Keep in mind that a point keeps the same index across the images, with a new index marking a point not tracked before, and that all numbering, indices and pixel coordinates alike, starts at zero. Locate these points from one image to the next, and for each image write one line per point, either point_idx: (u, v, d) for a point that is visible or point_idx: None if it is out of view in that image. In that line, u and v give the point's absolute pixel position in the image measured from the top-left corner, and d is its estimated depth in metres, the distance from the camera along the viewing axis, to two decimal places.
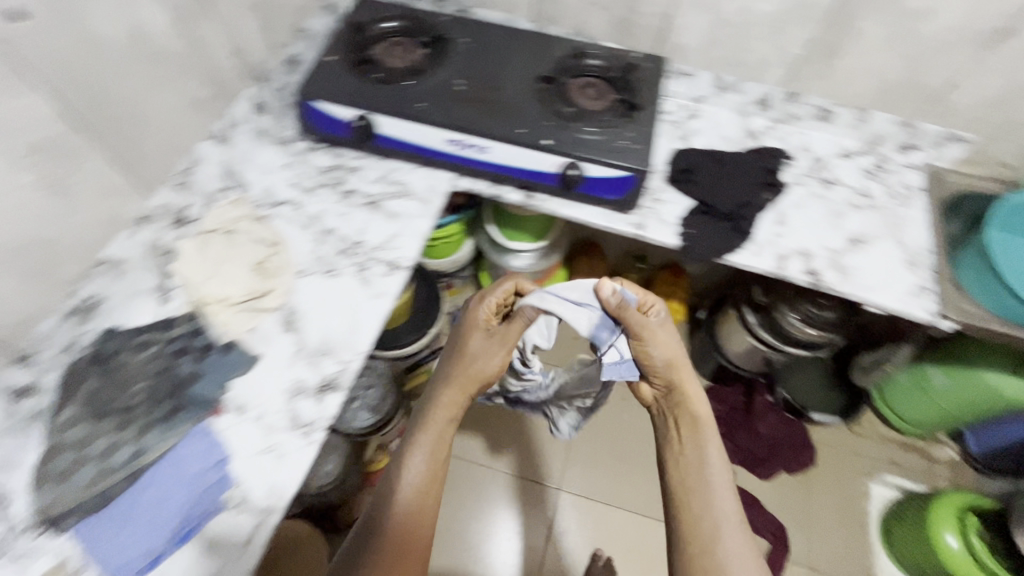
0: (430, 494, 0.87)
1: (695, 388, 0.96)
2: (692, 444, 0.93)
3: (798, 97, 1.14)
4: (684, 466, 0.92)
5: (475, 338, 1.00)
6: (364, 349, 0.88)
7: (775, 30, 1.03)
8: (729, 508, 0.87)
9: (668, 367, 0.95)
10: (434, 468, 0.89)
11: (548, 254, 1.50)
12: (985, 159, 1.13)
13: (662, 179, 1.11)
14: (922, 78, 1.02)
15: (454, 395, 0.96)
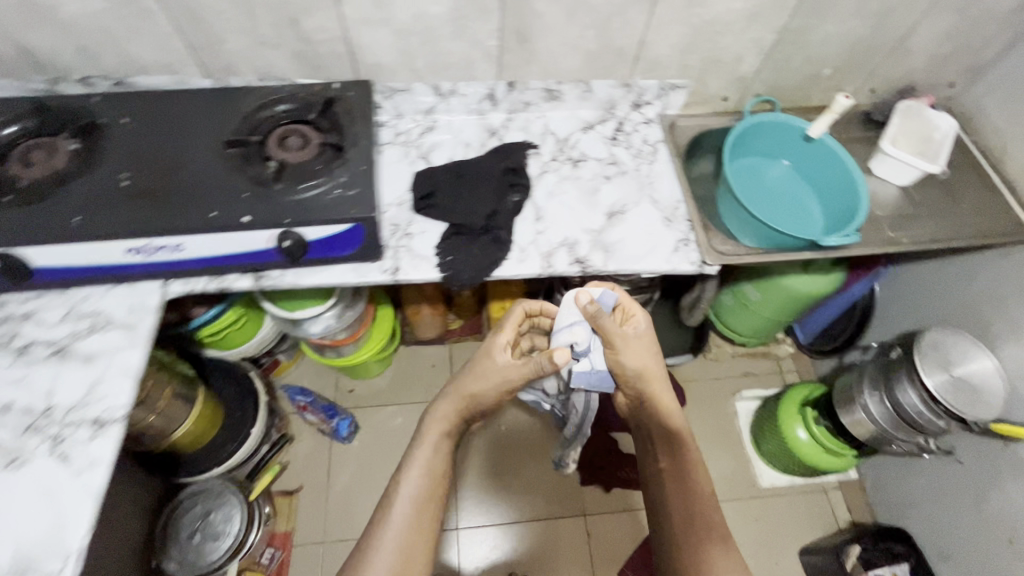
0: (424, 512, 0.83)
1: (665, 400, 0.93)
2: (670, 449, 0.93)
3: (520, 86, 1.10)
4: (668, 468, 0.93)
5: (488, 356, 0.88)
6: (75, 549, 0.71)
7: (460, 30, 0.96)
8: (709, 518, 0.87)
9: (649, 377, 0.92)
10: (428, 483, 0.84)
11: (349, 304, 1.39)
12: (705, 97, 1.17)
13: (408, 210, 1.02)
14: (617, 42, 1.01)
15: (463, 401, 0.88)
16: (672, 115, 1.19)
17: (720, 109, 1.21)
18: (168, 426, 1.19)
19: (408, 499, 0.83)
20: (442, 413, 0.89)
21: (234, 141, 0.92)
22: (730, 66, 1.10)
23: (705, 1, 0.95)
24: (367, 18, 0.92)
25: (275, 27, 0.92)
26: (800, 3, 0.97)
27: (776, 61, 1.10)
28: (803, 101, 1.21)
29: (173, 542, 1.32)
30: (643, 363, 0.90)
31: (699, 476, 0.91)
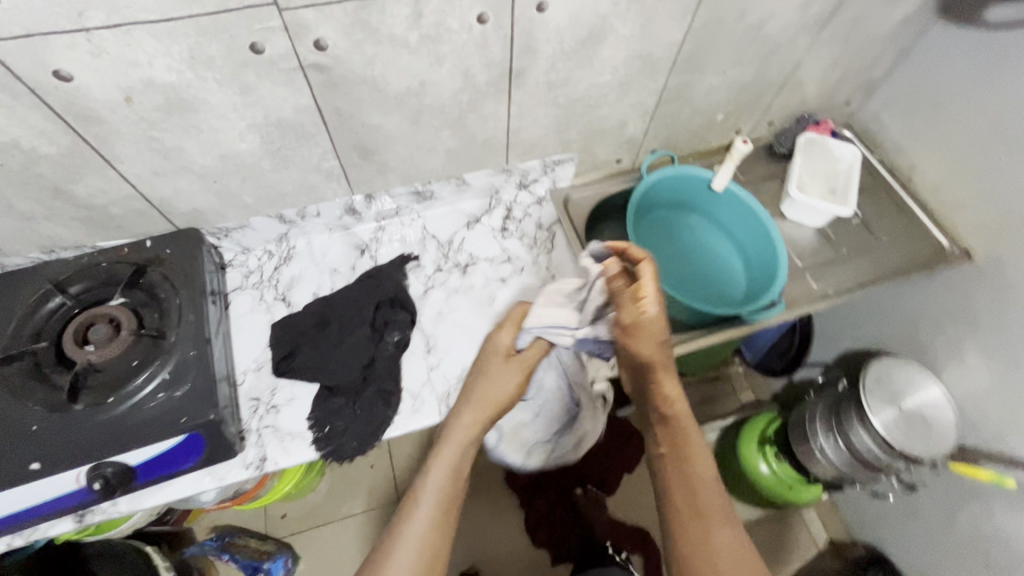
0: (448, 517, 0.69)
1: (672, 396, 0.73)
2: (677, 442, 0.71)
3: (380, 194, 0.94)
4: (676, 462, 0.70)
5: (490, 362, 0.80)
6: None
7: (282, 162, 0.78)
8: (737, 530, 0.65)
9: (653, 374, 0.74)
10: (452, 484, 0.71)
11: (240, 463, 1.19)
12: (595, 163, 1.05)
13: (269, 375, 0.85)
14: (479, 135, 0.86)
15: (484, 400, 0.77)
16: (564, 188, 1.06)
17: (614, 172, 1.09)
18: None
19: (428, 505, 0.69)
20: (458, 423, 0.76)
21: (3, 358, 0.71)
22: (615, 131, 0.97)
23: (567, 81, 0.81)
24: (157, 170, 0.73)
25: (38, 202, 0.72)
26: (675, 64, 0.85)
27: (663, 118, 0.98)
28: (701, 147, 1.11)
29: None
30: (653, 360, 0.74)
31: (712, 473, 0.69)
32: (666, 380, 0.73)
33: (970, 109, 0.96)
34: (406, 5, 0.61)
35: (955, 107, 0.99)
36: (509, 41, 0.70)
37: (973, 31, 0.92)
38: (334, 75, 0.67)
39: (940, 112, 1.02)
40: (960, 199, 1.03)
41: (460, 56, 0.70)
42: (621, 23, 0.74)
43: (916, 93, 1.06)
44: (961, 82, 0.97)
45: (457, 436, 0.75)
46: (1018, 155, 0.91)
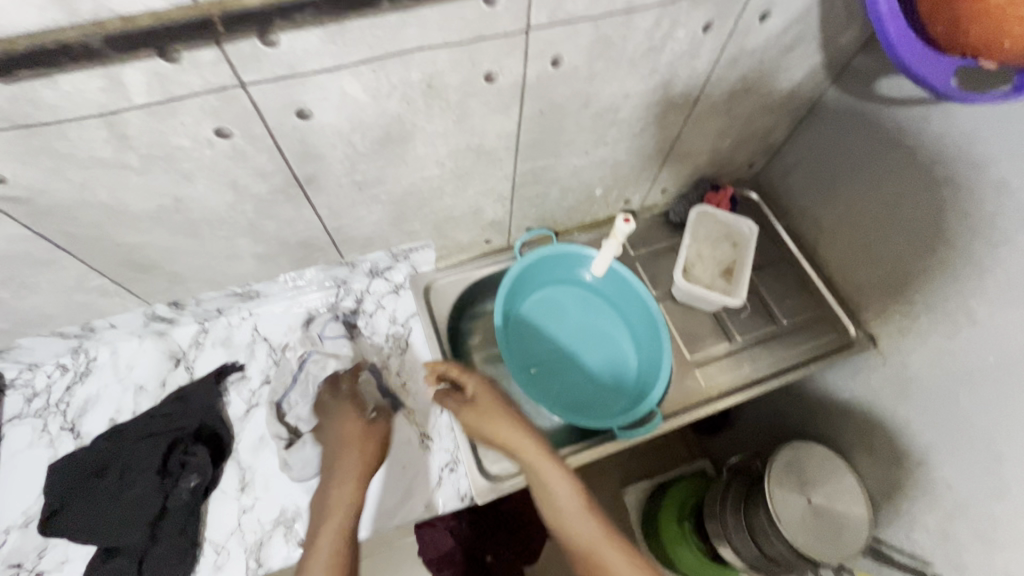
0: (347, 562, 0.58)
1: (527, 442, 0.68)
2: (545, 477, 0.65)
3: (189, 301, 0.80)
4: (542, 496, 0.65)
5: (347, 430, 0.71)
6: None
7: (26, 288, 0.64)
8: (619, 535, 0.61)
9: (499, 420, 0.70)
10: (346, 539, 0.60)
11: None
12: (459, 246, 0.92)
13: (36, 533, 0.71)
14: (291, 238, 0.73)
15: (358, 445, 0.69)
16: (427, 274, 0.92)
17: (486, 252, 0.96)
18: None
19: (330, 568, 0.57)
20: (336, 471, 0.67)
21: None
22: (471, 216, 0.84)
23: (381, 180, 0.68)
24: None
25: None
26: (519, 152, 0.72)
27: (527, 199, 0.85)
28: (585, 220, 0.99)
29: None
30: (517, 419, 0.70)
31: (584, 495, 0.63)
32: (524, 432, 0.69)
33: (867, 187, 0.85)
34: (99, 130, 0.47)
35: (852, 185, 0.88)
36: (278, 152, 0.57)
37: (868, 103, 0.81)
38: (42, 204, 0.53)
39: (839, 186, 0.90)
40: (862, 283, 0.92)
41: (216, 171, 0.57)
42: (426, 121, 0.61)
43: (816, 163, 0.94)
44: (857, 157, 0.86)
45: (335, 476, 0.67)
46: (912, 246, 0.80)
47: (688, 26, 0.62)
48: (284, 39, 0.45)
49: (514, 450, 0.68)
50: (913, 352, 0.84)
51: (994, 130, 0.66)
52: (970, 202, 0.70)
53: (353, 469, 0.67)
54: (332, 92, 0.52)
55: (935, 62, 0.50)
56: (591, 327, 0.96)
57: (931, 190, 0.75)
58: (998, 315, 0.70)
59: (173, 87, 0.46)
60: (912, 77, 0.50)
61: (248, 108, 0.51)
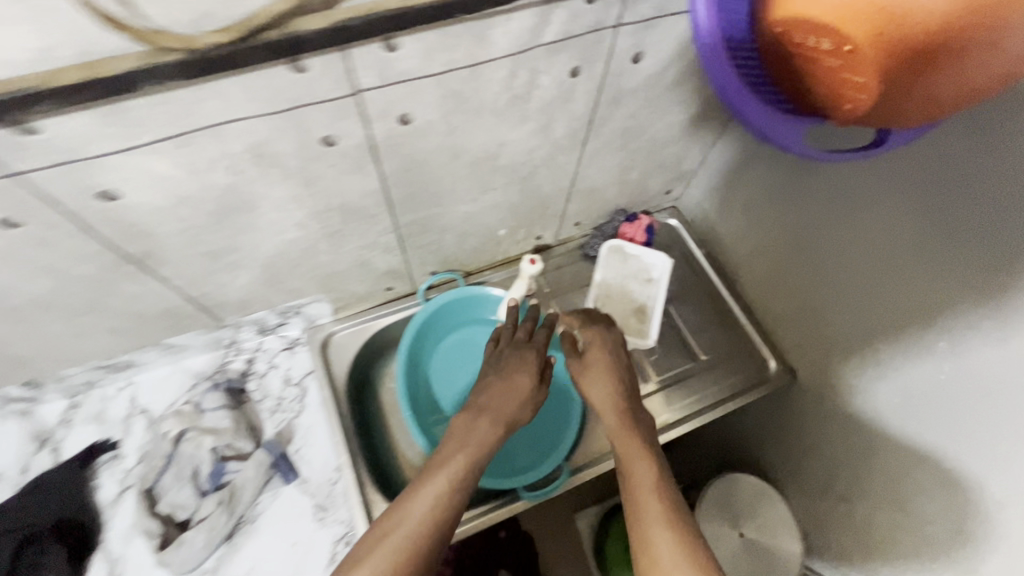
0: (458, 490, 0.51)
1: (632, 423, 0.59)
2: (641, 468, 0.53)
3: (46, 380, 0.73)
4: (631, 486, 0.52)
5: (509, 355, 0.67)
6: None
7: None
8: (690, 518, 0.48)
9: (612, 403, 0.62)
10: (462, 481, 0.52)
11: None
12: (357, 297, 0.86)
13: None
14: (146, 310, 0.67)
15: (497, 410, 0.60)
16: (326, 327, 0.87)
17: (389, 298, 0.91)
18: None
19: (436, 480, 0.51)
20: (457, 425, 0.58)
21: None
22: (360, 268, 0.79)
23: (235, 247, 0.62)
24: None
25: None
26: (393, 206, 0.67)
27: (422, 247, 0.80)
28: (496, 260, 0.94)
29: None
30: (609, 394, 0.63)
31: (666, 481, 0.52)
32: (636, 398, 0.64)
33: (810, 230, 0.70)
34: None
35: (796, 225, 0.73)
36: (91, 234, 0.51)
37: None
38: None
39: (750, 213, 0.85)
40: (798, 336, 0.82)
41: (19, 259, 0.50)
42: (267, 188, 0.55)
43: (762, 198, 0.80)
44: (800, 193, 0.71)
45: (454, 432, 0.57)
46: (847, 312, 0.67)
47: (552, 73, 0.57)
48: (45, 123, 0.40)
49: (612, 412, 0.61)
50: (843, 429, 0.74)
51: (940, 199, 0.51)
52: (910, 279, 0.56)
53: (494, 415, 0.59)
54: (133, 170, 0.46)
55: (788, 121, 0.46)
56: None
57: (874, 253, 0.60)
58: (924, 413, 0.59)
59: None
60: (773, 143, 0.47)
61: (31, 197, 0.45)
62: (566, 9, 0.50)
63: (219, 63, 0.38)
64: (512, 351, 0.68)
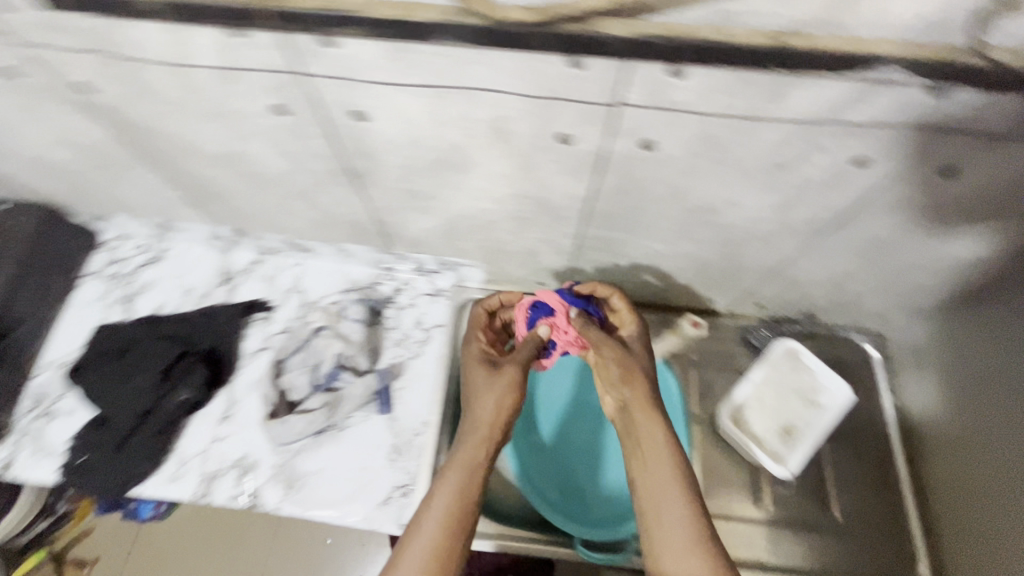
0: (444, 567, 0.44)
1: (653, 419, 0.51)
2: (655, 485, 0.47)
3: (250, 232, 0.85)
4: (653, 534, 0.45)
5: (474, 368, 0.59)
6: None
7: (111, 177, 0.70)
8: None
9: (636, 379, 0.54)
10: (451, 526, 0.46)
11: None
12: (508, 277, 0.86)
13: (63, 379, 0.81)
14: (340, 214, 0.73)
15: (488, 424, 0.53)
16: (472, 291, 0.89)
17: None
18: None
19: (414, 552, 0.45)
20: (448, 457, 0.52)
21: None
22: (525, 256, 0.78)
23: (433, 197, 0.64)
24: None
25: None
26: (586, 217, 0.64)
27: (591, 261, 0.77)
28: (654, 304, 0.88)
29: None
30: (626, 362, 0.56)
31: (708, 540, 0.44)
32: (642, 383, 0.54)
33: None
34: (172, 74, 0.49)
35: None
36: (332, 141, 0.56)
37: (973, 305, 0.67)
38: (125, 121, 0.57)
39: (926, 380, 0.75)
40: (980, 563, 0.65)
41: (274, 142, 0.57)
42: (487, 159, 0.55)
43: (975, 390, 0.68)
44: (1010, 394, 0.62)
45: (451, 474, 0.50)
46: None
47: (834, 154, 0.49)
48: (341, 43, 0.42)
49: (625, 393, 0.54)
50: None
51: None
52: None
53: (464, 461, 0.51)
54: (389, 105, 0.49)
55: None
56: None
57: None
58: None
59: (234, 56, 0.46)
60: None
61: (305, 95, 0.49)
62: (895, 95, 0.41)
63: (514, 39, 0.40)
64: (478, 383, 0.57)
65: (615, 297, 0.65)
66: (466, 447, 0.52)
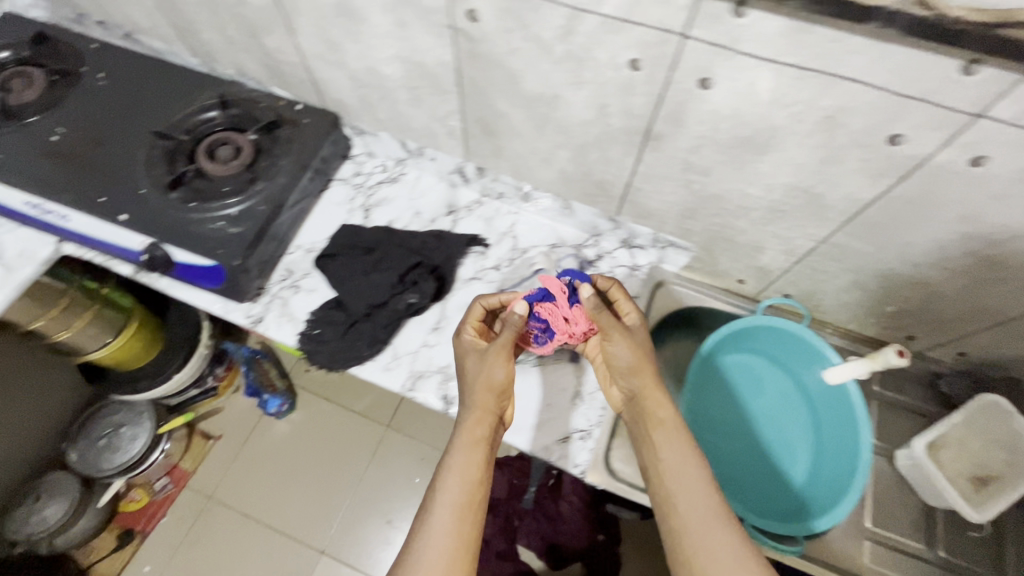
0: (467, 525, 0.60)
1: (657, 399, 0.69)
2: (673, 449, 0.64)
3: (489, 172, 0.93)
4: (664, 486, 0.63)
5: (468, 359, 0.74)
6: None
7: (415, 98, 0.81)
8: (731, 517, 0.59)
9: (643, 365, 0.70)
10: (470, 496, 0.62)
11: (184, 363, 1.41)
12: (711, 268, 0.90)
13: (310, 261, 0.93)
14: (596, 173, 0.80)
15: (488, 411, 0.69)
16: (666, 274, 0.95)
17: (727, 289, 0.94)
18: (80, 347, 1.22)
19: (450, 516, 0.60)
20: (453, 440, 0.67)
21: (162, 133, 0.89)
22: (747, 251, 0.82)
23: (706, 172, 0.70)
24: (319, 54, 0.81)
25: (240, 35, 0.86)
26: (846, 223, 0.68)
27: (812, 271, 0.80)
28: (843, 327, 0.90)
29: (86, 437, 1.46)
30: (638, 350, 0.71)
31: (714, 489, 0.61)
32: (650, 373, 0.70)
33: None
34: (562, 17, 0.57)
35: None
36: (655, 101, 0.62)
37: None
38: (479, 49, 0.67)
39: None
40: None
41: (601, 93, 0.64)
42: (794, 146, 0.60)
43: None
44: None
45: (460, 455, 0.65)
46: None
47: None
48: (752, 15, 0.49)
49: (639, 379, 0.70)
50: None
51: None
52: None
53: (467, 446, 0.66)
54: (743, 78, 0.55)
55: None
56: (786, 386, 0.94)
57: None
58: None
59: (637, 10, 0.53)
60: None
61: (669, 56, 0.56)
62: None
63: (949, 34, 0.44)
64: (475, 368, 0.72)
65: (615, 291, 0.77)
66: (466, 435, 0.67)
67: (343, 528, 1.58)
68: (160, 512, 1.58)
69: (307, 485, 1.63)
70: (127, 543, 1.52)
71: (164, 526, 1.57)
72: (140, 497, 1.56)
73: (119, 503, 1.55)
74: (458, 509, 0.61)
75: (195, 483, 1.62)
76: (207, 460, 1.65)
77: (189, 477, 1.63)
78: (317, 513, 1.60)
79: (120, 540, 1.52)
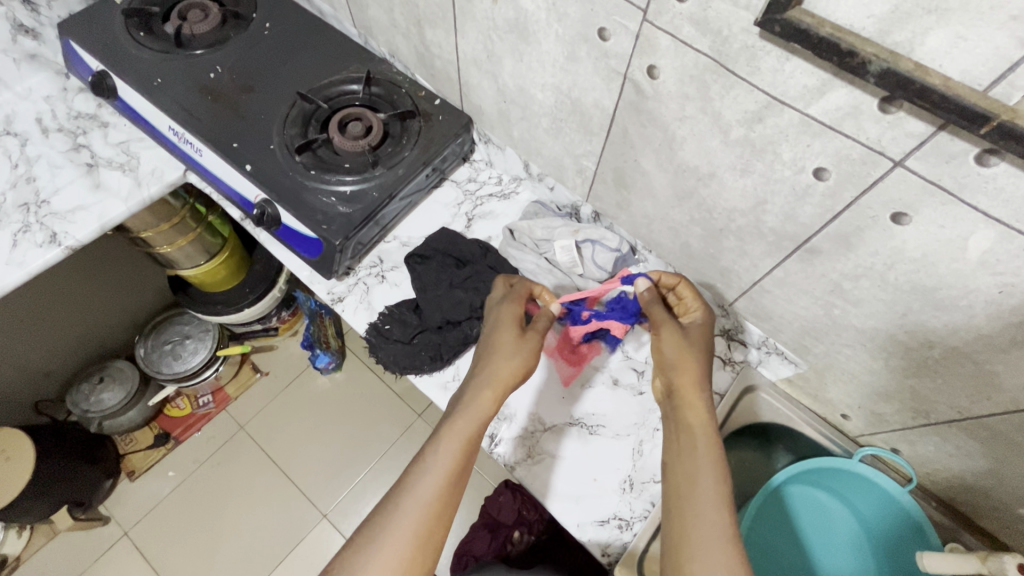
0: (450, 492, 0.55)
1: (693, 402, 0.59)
2: (687, 457, 0.55)
3: (604, 219, 0.87)
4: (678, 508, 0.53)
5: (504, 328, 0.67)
6: None
7: (555, 127, 0.77)
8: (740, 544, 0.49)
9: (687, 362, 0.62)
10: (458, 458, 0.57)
11: (259, 304, 1.46)
12: (816, 393, 0.80)
13: (402, 254, 0.92)
14: (721, 259, 0.73)
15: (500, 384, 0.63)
16: (760, 378, 0.84)
17: (825, 420, 0.83)
18: (175, 262, 1.29)
19: (431, 475, 0.55)
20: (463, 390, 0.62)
21: (304, 95, 0.90)
22: (867, 393, 0.72)
23: (856, 302, 0.61)
24: (475, 60, 0.79)
25: (405, 19, 0.86)
26: (1011, 412, 0.57)
27: (941, 441, 0.68)
28: (952, 508, 0.77)
29: (157, 337, 1.55)
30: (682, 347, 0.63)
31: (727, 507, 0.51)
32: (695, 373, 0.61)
33: None
34: (754, 103, 0.51)
35: None
36: (824, 214, 0.55)
37: None
38: (645, 105, 0.61)
39: None
40: None
41: (766, 188, 0.58)
42: (983, 315, 0.51)
43: None
44: None
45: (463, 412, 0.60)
46: None
47: None
48: (1000, 168, 0.41)
49: (676, 379, 0.61)
50: None
51: None
52: None
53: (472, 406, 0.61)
54: (953, 229, 0.46)
55: None
56: (855, 555, 0.78)
57: None
58: None
59: (850, 122, 0.46)
60: None
61: (863, 179, 0.49)
62: None
63: None
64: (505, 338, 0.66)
65: (682, 288, 0.70)
66: (473, 397, 0.61)
67: (350, 501, 1.58)
68: (197, 426, 1.66)
69: (332, 448, 1.65)
70: (162, 444, 1.61)
71: (197, 439, 1.65)
72: (184, 406, 1.64)
73: (165, 405, 1.64)
74: (446, 453, 0.57)
75: (235, 409, 1.70)
76: (249, 392, 1.72)
77: (230, 402, 1.70)
78: (333, 477, 1.61)
79: (157, 440, 1.61)
